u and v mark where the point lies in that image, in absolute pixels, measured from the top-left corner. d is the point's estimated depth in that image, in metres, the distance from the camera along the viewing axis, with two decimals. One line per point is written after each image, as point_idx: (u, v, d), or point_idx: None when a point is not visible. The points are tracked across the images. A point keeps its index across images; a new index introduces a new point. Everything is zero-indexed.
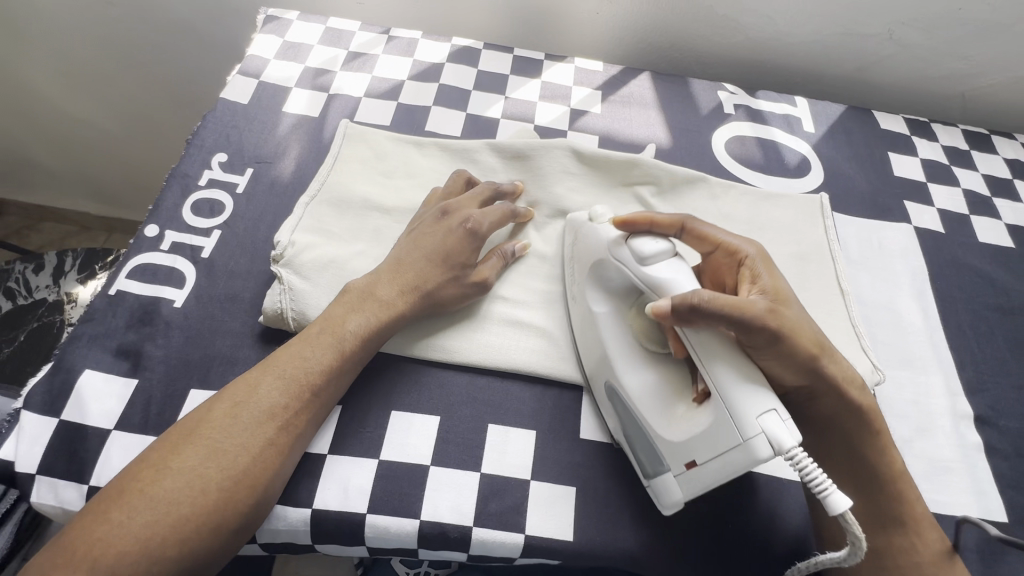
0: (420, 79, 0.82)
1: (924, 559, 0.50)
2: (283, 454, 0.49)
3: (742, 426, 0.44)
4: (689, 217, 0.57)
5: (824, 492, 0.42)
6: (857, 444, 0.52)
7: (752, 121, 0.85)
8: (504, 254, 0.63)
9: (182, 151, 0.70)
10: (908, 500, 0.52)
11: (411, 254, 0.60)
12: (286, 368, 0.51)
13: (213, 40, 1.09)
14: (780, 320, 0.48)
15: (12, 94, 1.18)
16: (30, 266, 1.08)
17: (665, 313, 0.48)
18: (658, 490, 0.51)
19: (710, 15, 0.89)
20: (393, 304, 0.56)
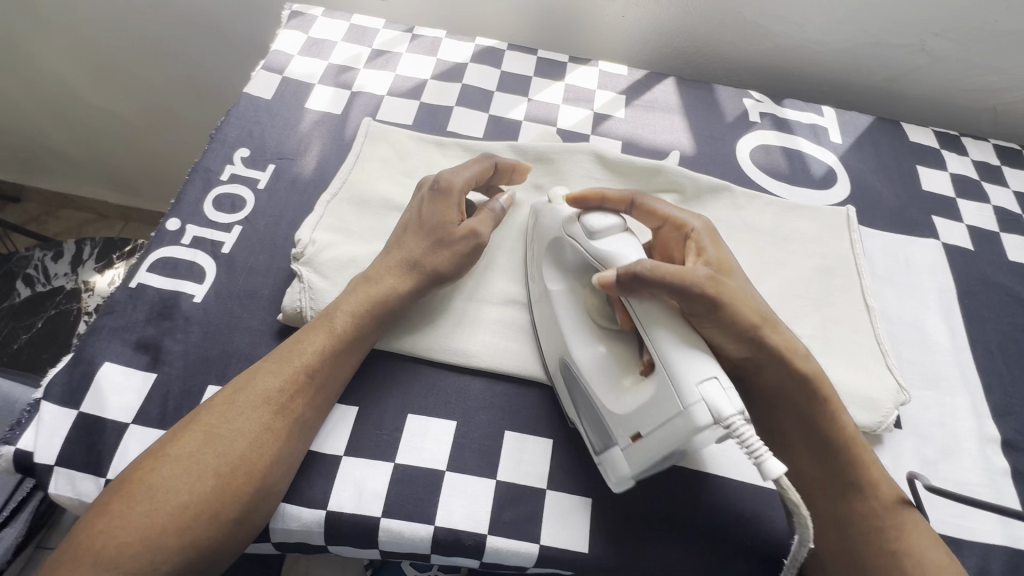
0: (443, 79, 0.81)
1: (885, 524, 0.50)
2: (282, 439, 0.49)
3: (682, 394, 0.43)
4: (639, 194, 0.59)
5: (760, 457, 0.41)
6: (807, 418, 0.53)
7: (777, 130, 0.83)
8: (491, 209, 0.62)
9: (205, 145, 0.71)
10: (865, 467, 0.52)
11: (401, 238, 0.60)
12: (281, 356, 0.52)
13: (236, 34, 1.09)
14: (720, 289, 0.49)
15: (37, 82, 1.19)
16: (49, 254, 1.09)
17: (610, 284, 0.49)
18: (608, 465, 0.51)
19: (738, 21, 0.88)
20: (392, 288, 0.56)
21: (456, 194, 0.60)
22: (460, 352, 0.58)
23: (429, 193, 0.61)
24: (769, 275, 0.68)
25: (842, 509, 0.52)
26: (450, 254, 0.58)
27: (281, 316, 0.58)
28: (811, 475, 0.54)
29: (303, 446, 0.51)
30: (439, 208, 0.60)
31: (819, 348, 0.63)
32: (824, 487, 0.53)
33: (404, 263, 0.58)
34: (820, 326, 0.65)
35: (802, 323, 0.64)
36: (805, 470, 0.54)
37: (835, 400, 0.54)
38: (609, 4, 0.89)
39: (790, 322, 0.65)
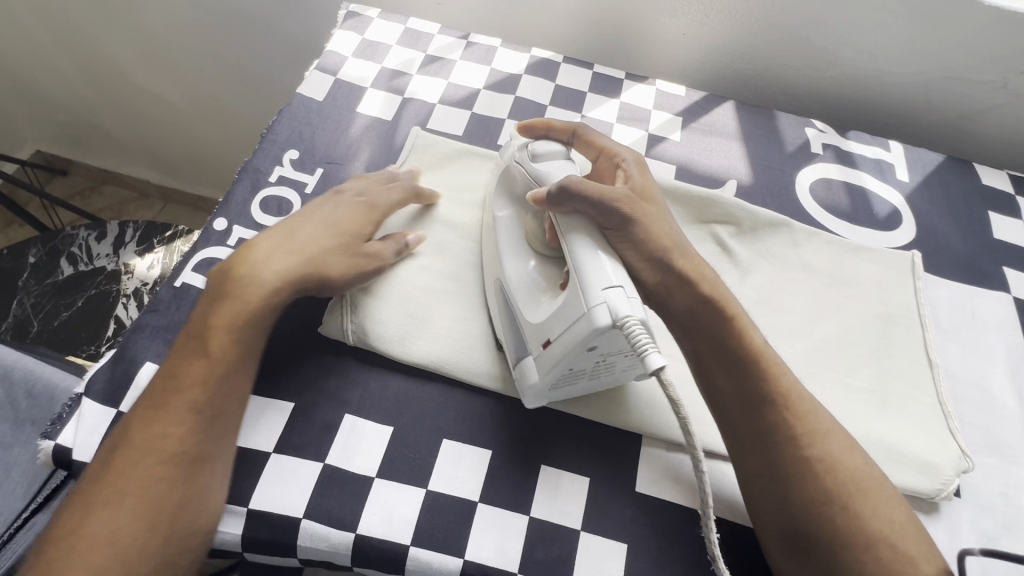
0: (496, 90, 0.79)
1: (800, 436, 0.49)
2: (181, 482, 0.45)
3: (587, 296, 0.47)
4: (580, 126, 0.63)
5: (644, 352, 0.44)
6: (717, 336, 0.53)
7: (840, 163, 0.79)
8: (395, 243, 0.60)
9: (256, 144, 0.70)
10: (776, 381, 0.51)
11: (297, 231, 0.56)
12: (155, 399, 0.47)
13: (287, 30, 1.09)
14: (634, 206, 0.53)
15: (94, 63, 1.22)
16: (93, 234, 1.11)
17: (541, 198, 0.53)
18: (521, 375, 0.53)
19: (807, 46, 0.84)
20: (269, 292, 0.52)
21: (378, 212, 0.61)
22: (436, 322, 0.58)
23: (354, 197, 0.61)
24: (825, 319, 0.65)
25: (760, 424, 0.50)
26: (344, 266, 0.56)
27: (321, 328, 0.58)
28: (727, 393, 0.52)
29: (215, 478, 0.47)
30: (354, 215, 0.59)
31: (877, 404, 0.59)
32: (740, 405, 0.51)
33: (289, 258, 0.54)
34: (878, 379, 0.61)
35: (858, 374, 0.61)
36: (721, 391, 0.52)
37: (745, 319, 0.54)
38: (671, 21, 0.86)
39: (846, 372, 0.61)
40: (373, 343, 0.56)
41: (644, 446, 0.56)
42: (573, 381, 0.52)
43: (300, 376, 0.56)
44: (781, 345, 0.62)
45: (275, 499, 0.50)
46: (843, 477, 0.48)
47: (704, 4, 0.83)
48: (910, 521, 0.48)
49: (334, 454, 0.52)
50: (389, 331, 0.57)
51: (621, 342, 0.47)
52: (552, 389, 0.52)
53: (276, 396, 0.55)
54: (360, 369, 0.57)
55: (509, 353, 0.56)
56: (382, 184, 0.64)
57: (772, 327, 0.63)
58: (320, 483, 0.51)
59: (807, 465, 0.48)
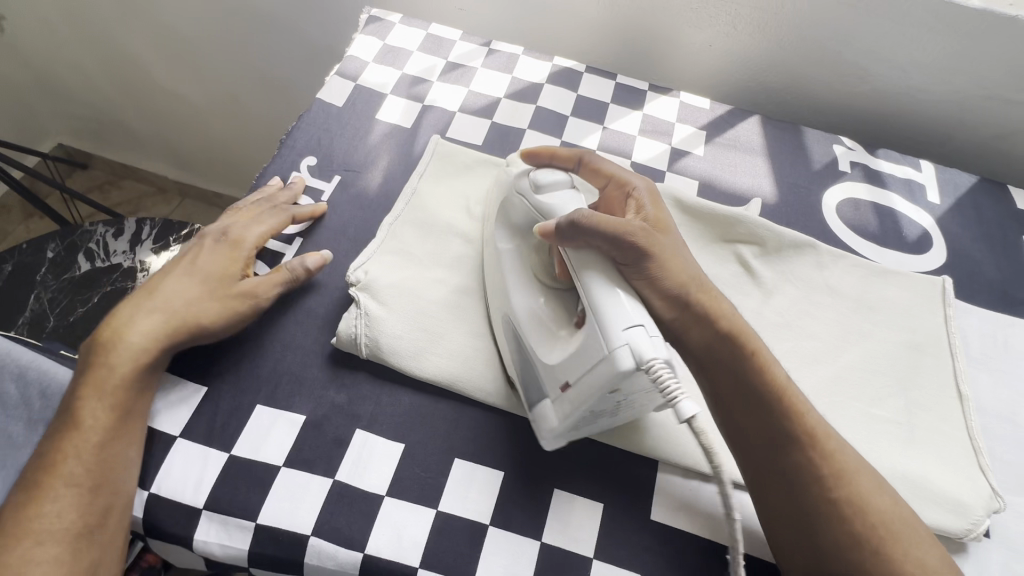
0: (517, 99, 0.78)
1: (827, 477, 0.47)
2: (72, 559, 0.44)
3: (608, 338, 0.44)
4: (587, 152, 0.60)
5: (675, 399, 0.42)
6: (737, 372, 0.51)
7: (869, 183, 0.77)
8: (288, 270, 0.58)
9: (274, 149, 0.70)
10: (800, 421, 0.49)
11: (160, 285, 0.54)
12: (28, 482, 0.45)
13: (308, 33, 1.08)
14: (651, 240, 0.51)
15: (116, 61, 1.23)
16: (111, 231, 1.11)
17: (550, 232, 0.51)
18: (539, 418, 0.51)
19: (837, 60, 0.82)
20: (143, 346, 0.50)
21: (246, 248, 0.59)
22: (452, 339, 0.57)
23: (213, 240, 0.58)
24: (851, 346, 0.63)
25: (783, 462, 0.48)
26: (219, 310, 0.54)
27: (335, 340, 0.57)
28: (748, 431, 0.50)
29: (110, 547, 0.46)
30: (223, 254, 0.57)
31: (904, 437, 0.57)
32: (762, 444, 0.50)
33: (160, 317, 0.52)
34: (905, 411, 0.59)
35: (884, 406, 0.59)
36: (742, 427, 0.51)
37: (765, 355, 0.52)
38: (697, 32, 0.84)
39: (872, 402, 0.59)
40: (387, 358, 0.56)
41: (660, 472, 0.54)
42: (593, 422, 0.50)
43: (311, 388, 0.55)
44: (804, 371, 0.60)
45: (283, 515, 0.49)
46: (871, 518, 0.45)
47: (732, 16, 0.81)
48: (950, 572, 0.44)
49: (344, 470, 0.51)
50: (403, 346, 0.56)
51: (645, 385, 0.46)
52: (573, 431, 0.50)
53: (287, 408, 0.54)
54: (372, 383, 0.56)
55: (524, 393, 0.54)
56: (251, 218, 0.61)
57: (796, 353, 0.61)
58: (329, 500, 0.50)
59: (833, 505, 0.46)
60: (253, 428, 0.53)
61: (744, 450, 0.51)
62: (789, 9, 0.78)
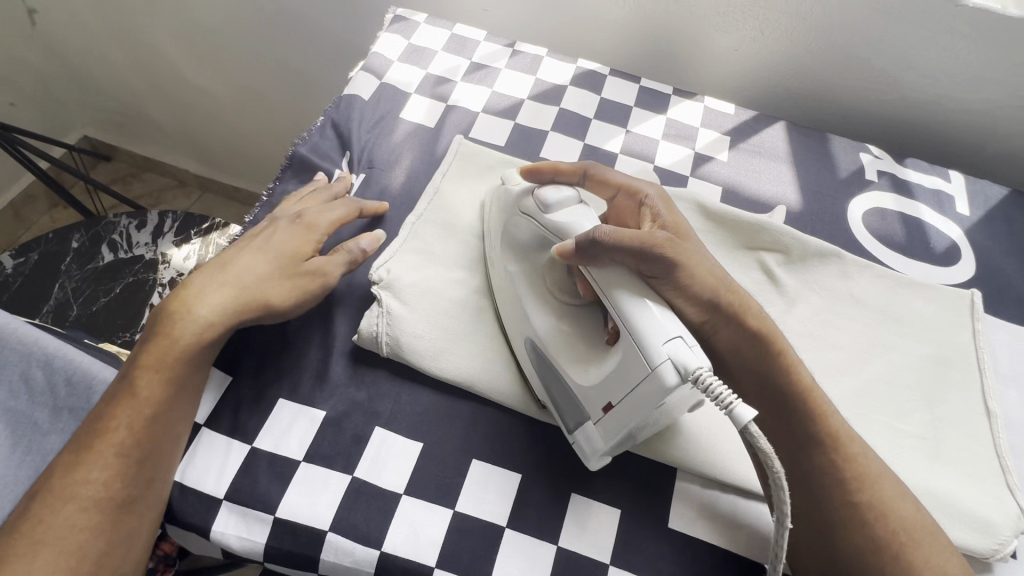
0: (541, 100, 0.78)
1: (850, 481, 0.47)
2: (106, 529, 0.45)
3: (649, 356, 0.43)
4: (591, 165, 0.59)
5: (730, 406, 0.41)
6: (762, 373, 0.51)
7: (896, 193, 0.76)
8: (346, 253, 0.58)
9: (297, 144, 0.70)
10: (823, 424, 0.49)
11: (231, 263, 0.55)
12: (80, 443, 0.47)
13: (331, 33, 1.09)
14: (677, 250, 0.50)
15: (143, 56, 1.25)
16: (134, 222, 1.12)
17: (568, 252, 0.51)
18: (582, 443, 0.50)
19: (866, 67, 0.81)
20: (209, 324, 0.51)
21: (319, 231, 0.58)
22: (473, 342, 0.57)
23: (289, 221, 0.59)
24: (876, 358, 0.62)
25: (806, 465, 0.49)
26: (288, 291, 0.54)
27: (356, 337, 0.57)
28: (775, 433, 0.51)
29: (144, 522, 0.47)
30: (296, 237, 0.57)
31: (930, 452, 0.56)
32: (785, 446, 0.50)
33: (230, 294, 0.53)
34: (930, 426, 0.58)
35: (909, 420, 0.58)
36: (766, 428, 0.51)
37: (790, 354, 0.52)
38: (723, 36, 0.83)
39: (896, 416, 0.58)
40: (407, 357, 0.56)
41: (679, 479, 0.54)
42: (634, 441, 0.49)
43: (331, 384, 0.56)
44: (827, 382, 0.59)
45: (302, 510, 0.49)
46: (891, 523, 0.46)
47: (760, 21, 0.80)
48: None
49: (362, 467, 0.51)
50: (424, 346, 0.56)
51: (698, 392, 0.44)
52: (617, 450, 0.49)
53: (307, 403, 0.54)
54: (392, 381, 0.56)
55: (559, 418, 0.53)
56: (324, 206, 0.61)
57: (819, 363, 0.60)
58: (347, 496, 0.50)
59: (855, 508, 0.46)
60: (274, 421, 0.53)
61: (767, 451, 0.51)
62: (819, 14, 0.77)
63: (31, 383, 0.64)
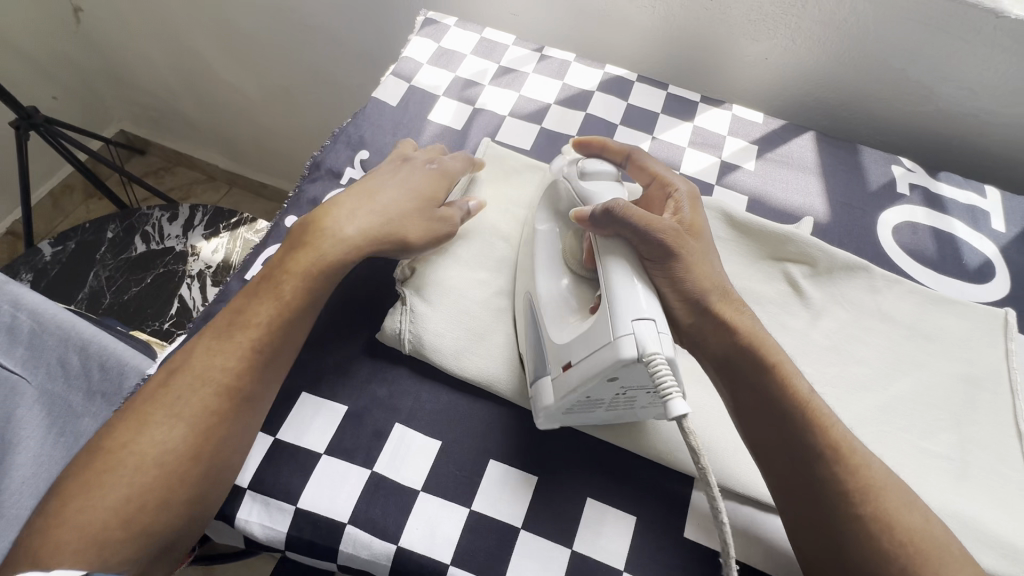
0: (567, 105, 0.79)
1: (851, 491, 0.46)
2: (231, 415, 0.49)
3: (615, 325, 0.45)
4: (636, 149, 0.61)
5: (668, 396, 0.42)
6: (756, 382, 0.50)
7: (928, 207, 0.74)
8: (460, 211, 0.61)
9: (327, 142, 0.72)
10: (824, 433, 0.48)
11: (376, 194, 0.58)
12: (223, 331, 0.52)
13: (362, 35, 1.11)
14: (683, 242, 0.51)
15: (180, 54, 1.29)
16: (166, 215, 1.15)
17: (584, 217, 0.51)
18: (536, 395, 0.52)
19: (900, 78, 0.79)
20: (348, 248, 0.55)
21: (448, 181, 0.62)
22: (493, 344, 0.58)
23: (427, 164, 0.62)
24: (903, 375, 0.60)
25: (805, 475, 0.47)
26: (422, 230, 0.58)
27: (379, 333, 0.58)
28: (768, 441, 0.49)
29: (254, 423, 0.51)
30: (428, 180, 0.61)
31: (957, 473, 0.55)
32: (783, 455, 0.49)
33: (373, 221, 0.56)
34: (958, 447, 0.56)
35: (936, 440, 0.57)
36: (760, 437, 0.50)
37: (787, 365, 0.51)
38: (753, 44, 0.83)
39: (923, 435, 0.57)
40: (428, 356, 0.56)
41: (696, 488, 0.54)
42: (583, 411, 0.51)
43: (352, 379, 0.57)
44: (852, 398, 0.58)
45: (322, 501, 0.50)
46: (897, 533, 0.44)
47: (792, 30, 0.79)
48: None
49: (382, 462, 0.52)
50: (446, 346, 0.57)
51: (641, 381, 0.46)
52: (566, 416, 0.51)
53: (330, 398, 0.56)
54: (413, 379, 0.57)
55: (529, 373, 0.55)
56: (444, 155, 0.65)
57: (844, 378, 0.60)
58: (367, 490, 0.51)
59: (858, 521, 0.45)
60: (297, 415, 0.54)
61: (765, 458, 0.50)
62: (853, 24, 0.76)
63: (67, 367, 0.66)
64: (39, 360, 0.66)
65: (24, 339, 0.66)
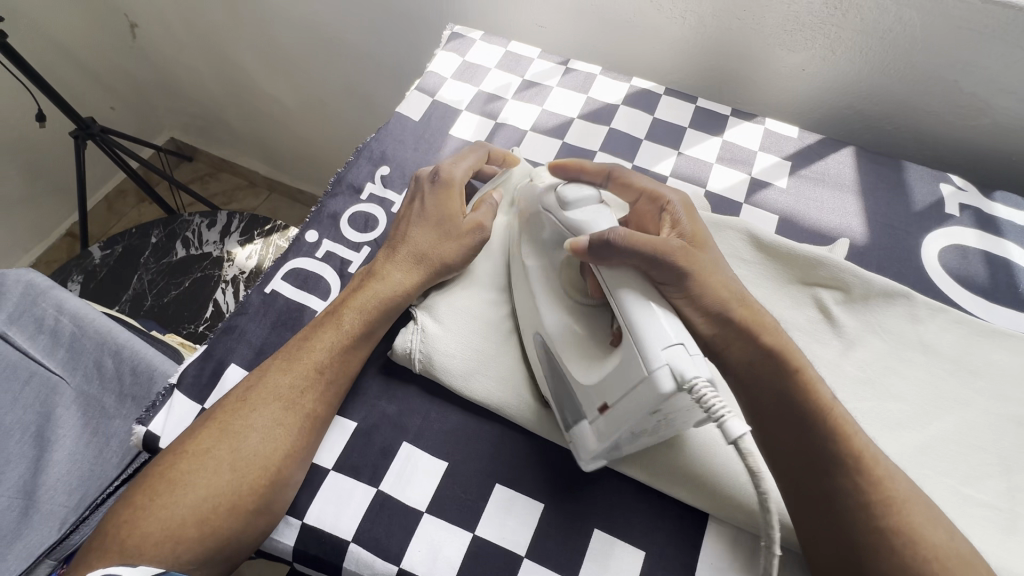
0: (591, 120, 0.77)
1: (873, 503, 0.43)
2: (299, 434, 0.51)
3: (647, 359, 0.42)
4: (617, 167, 0.58)
5: (721, 419, 0.40)
6: (779, 388, 0.47)
7: (981, 230, 0.68)
8: (489, 205, 0.63)
9: (350, 157, 0.73)
10: (846, 442, 0.45)
11: (408, 232, 0.61)
12: (291, 354, 0.54)
13: (393, 48, 1.12)
14: (690, 254, 0.50)
15: (225, 68, 1.35)
16: (205, 221, 1.20)
17: (582, 249, 0.50)
18: (578, 444, 0.50)
19: (951, 90, 0.74)
20: (399, 282, 0.58)
21: (456, 185, 0.62)
22: (501, 366, 0.57)
23: (430, 184, 0.62)
24: (944, 413, 0.56)
25: (824, 487, 0.44)
26: (457, 250, 0.60)
27: (390, 352, 0.58)
28: (791, 453, 0.46)
29: (319, 435, 0.53)
30: (443, 198, 0.61)
31: (1005, 525, 0.50)
32: (803, 465, 0.46)
33: (411, 257, 0.59)
34: (1006, 496, 0.52)
35: (979, 487, 0.52)
36: (779, 445, 0.47)
37: (811, 372, 0.48)
38: (790, 55, 0.79)
39: (965, 481, 0.52)
40: (437, 375, 0.56)
41: (710, 525, 0.51)
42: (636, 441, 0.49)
43: (362, 395, 0.57)
44: (884, 437, 0.55)
45: (326, 518, 0.51)
46: (922, 550, 0.41)
47: (832, 40, 0.75)
48: None
49: (388, 481, 0.52)
50: (455, 365, 0.56)
51: (688, 403, 0.44)
52: (611, 454, 0.49)
53: (340, 413, 0.56)
54: (422, 398, 0.57)
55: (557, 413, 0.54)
56: (454, 159, 0.65)
57: (878, 415, 0.56)
58: (371, 508, 0.51)
59: (880, 536, 0.42)
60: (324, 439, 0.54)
61: (781, 464, 0.47)
62: (899, 34, 0.71)
63: (103, 370, 0.69)
64: (78, 363, 0.70)
65: (65, 342, 0.70)
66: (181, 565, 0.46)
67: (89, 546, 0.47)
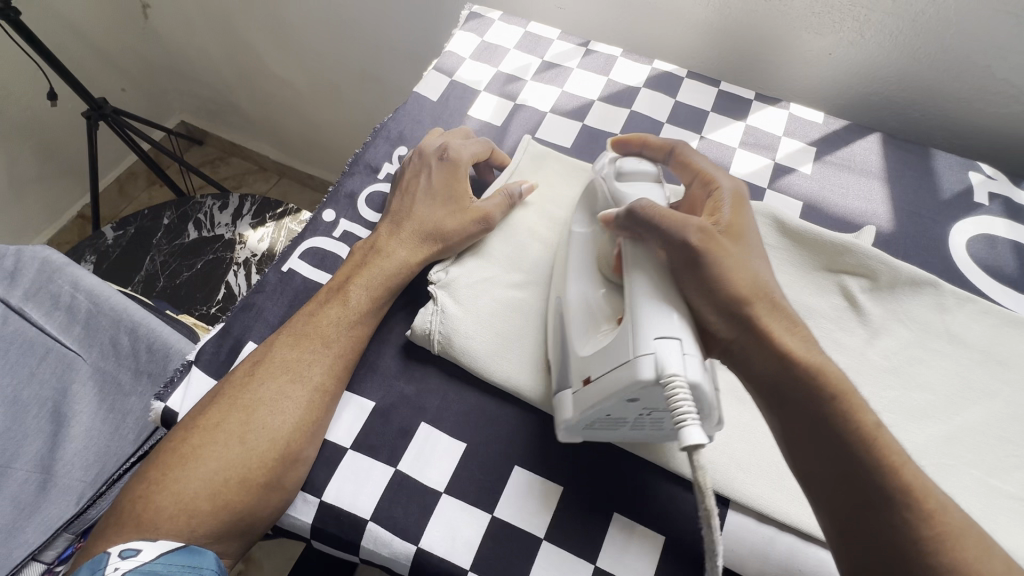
0: (611, 102, 0.76)
1: (924, 539, 0.39)
2: (309, 411, 0.51)
3: (637, 344, 0.44)
4: (681, 144, 0.57)
5: (682, 424, 0.41)
6: (809, 409, 0.44)
7: (1010, 219, 0.67)
8: (507, 196, 0.62)
9: (368, 137, 0.72)
10: (892, 470, 0.41)
11: (413, 209, 0.61)
12: (299, 329, 0.54)
13: (406, 27, 1.11)
14: (712, 250, 0.47)
15: (235, 49, 1.33)
16: (218, 203, 1.19)
17: (611, 220, 0.51)
18: (558, 409, 0.50)
19: (982, 76, 0.72)
20: (403, 260, 0.59)
21: (463, 167, 0.63)
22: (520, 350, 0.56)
23: (438, 162, 0.63)
24: (971, 404, 0.55)
25: (869, 519, 0.40)
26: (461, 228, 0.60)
27: (410, 332, 0.57)
28: (827, 477, 0.43)
29: (329, 413, 0.52)
30: (449, 177, 0.62)
31: None
32: (845, 494, 0.42)
33: (417, 233, 0.60)
34: None
35: (1005, 480, 0.51)
36: (813, 472, 0.43)
37: (847, 388, 0.44)
38: (816, 38, 0.77)
39: (991, 472, 0.51)
40: (458, 356, 0.56)
41: (731, 513, 0.50)
42: (604, 432, 0.49)
43: (380, 375, 0.57)
44: (908, 427, 0.54)
45: (345, 497, 0.50)
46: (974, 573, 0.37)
47: (860, 23, 0.73)
48: None
49: (406, 461, 0.52)
50: (476, 347, 0.56)
51: (660, 404, 0.44)
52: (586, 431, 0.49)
53: (357, 393, 0.56)
54: (441, 379, 0.56)
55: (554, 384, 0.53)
56: (461, 141, 0.65)
57: (903, 404, 0.55)
58: (390, 488, 0.51)
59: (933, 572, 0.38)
60: (347, 421, 0.54)
61: (818, 496, 0.43)
62: (932, 16, 0.69)
63: (118, 347, 0.69)
64: (94, 340, 0.70)
65: (82, 319, 0.70)
66: (196, 540, 0.46)
67: (105, 521, 0.47)
